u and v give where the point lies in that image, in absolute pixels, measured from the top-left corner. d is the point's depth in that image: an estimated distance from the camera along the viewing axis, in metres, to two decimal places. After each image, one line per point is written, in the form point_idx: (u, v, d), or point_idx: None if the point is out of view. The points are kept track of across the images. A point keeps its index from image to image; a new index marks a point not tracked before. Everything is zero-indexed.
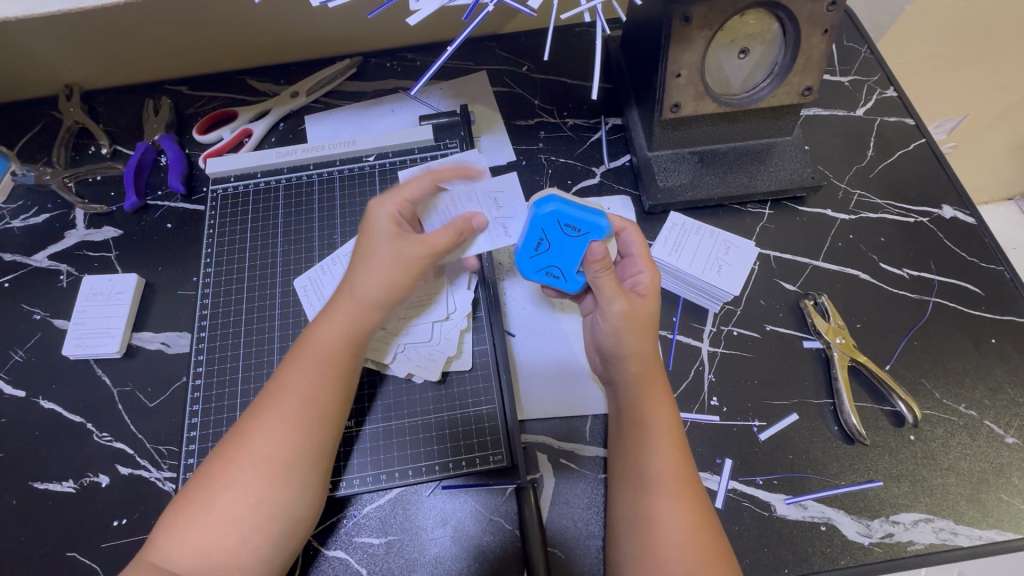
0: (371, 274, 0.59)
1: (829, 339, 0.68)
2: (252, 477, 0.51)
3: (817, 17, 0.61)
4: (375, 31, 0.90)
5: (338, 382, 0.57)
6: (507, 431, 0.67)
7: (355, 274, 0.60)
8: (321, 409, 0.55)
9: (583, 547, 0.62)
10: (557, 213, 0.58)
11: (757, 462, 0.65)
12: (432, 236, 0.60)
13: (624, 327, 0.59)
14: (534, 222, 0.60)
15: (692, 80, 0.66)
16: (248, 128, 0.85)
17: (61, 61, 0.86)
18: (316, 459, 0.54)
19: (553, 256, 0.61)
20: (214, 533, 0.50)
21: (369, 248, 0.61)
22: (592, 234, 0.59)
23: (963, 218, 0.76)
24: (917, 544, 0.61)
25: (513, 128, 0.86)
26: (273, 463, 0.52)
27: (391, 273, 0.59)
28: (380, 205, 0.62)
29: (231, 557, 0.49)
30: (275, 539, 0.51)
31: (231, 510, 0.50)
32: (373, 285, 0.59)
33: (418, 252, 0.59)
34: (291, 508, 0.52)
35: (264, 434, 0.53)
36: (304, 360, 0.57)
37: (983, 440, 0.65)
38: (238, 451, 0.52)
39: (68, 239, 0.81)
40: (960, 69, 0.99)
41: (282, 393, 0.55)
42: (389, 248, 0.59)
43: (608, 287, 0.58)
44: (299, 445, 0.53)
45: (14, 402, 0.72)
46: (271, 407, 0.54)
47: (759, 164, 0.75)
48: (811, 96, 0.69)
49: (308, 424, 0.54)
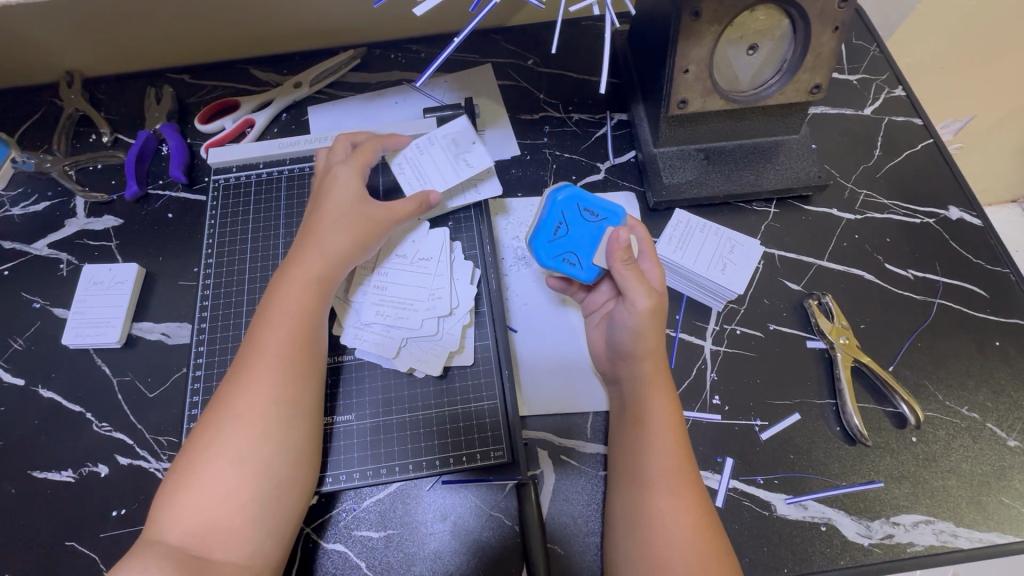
0: (332, 231, 0.64)
1: (832, 340, 0.68)
2: (232, 434, 0.52)
3: (828, 14, 0.60)
4: (380, 21, 0.89)
5: (306, 333, 0.59)
6: (508, 426, 0.66)
7: (315, 234, 0.64)
8: (293, 358, 0.57)
9: (583, 543, 0.62)
10: (576, 196, 0.63)
11: (758, 461, 0.65)
12: (395, 203, 0.68)
13: (649, 325, 0.59)
14: (555, 206, 0.63)
15: (700, 75, 0.65)
16: (250, 118, 0.84)
17: (63, 47, 0.86)
18: (294, 411, 0.55)
19: (570, 241, 0.63)
20: (203, 496, 0.50)
21: (326, 218, 0.66)
22: (608, 220, 0.62)
23: (969, 220, 0.76)
24: (917, 546, 0.61)
25: (518, 122, 0.85)
26: (248, 417, 0.53)
27: (351, 232, 0.65)
28: (340, 178, 0.68)
29: (222, 520, 0.49)
30: (264, 500, 0.51)
31: (215, 470, 0.51)
32: (332, 238, 0.64)
33: (381, 215, 0.67)
34: (273, 464, 0.52)
35: (239, 391, 0.54)
36: (267, 321, 0.59)
37: (985, 442, 0.65)
38: (217, 415, 0.53)
39: (68, 227, 0.80)
40: (968, 70, 0.99)
41: (253, 352, 0.56)
42: (349, 205, 0.66)
43: (635, 281, 0.58)
44: (274, 398, 0.54)
45: (13, 390, 0.71)
46: (242, 366, 0.56)
47: (766, 163, 0.75)
48: (820, 94, 0.68)
49: (282, 375, 0.55)
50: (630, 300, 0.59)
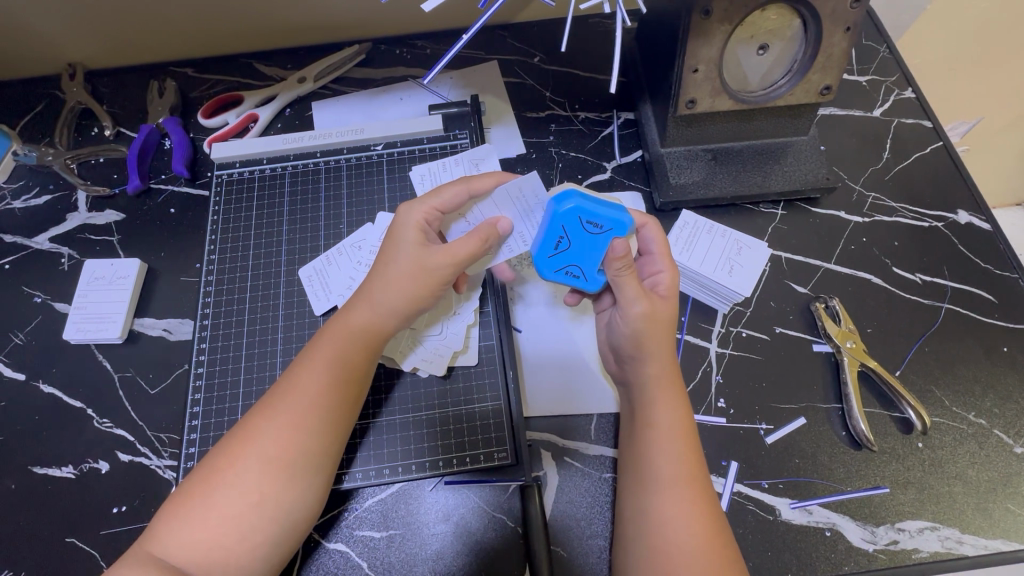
0: (395, 286, 0.59)
1: (839, 343, 0.68)
2: (256, 474, 0.50)
3: (840, 14, 0.60)
4: (386, 16, 0.88)
5: (349, 383, 0.56)
6: (513, 427, 0.66)
7: (378, 283, 0.59)
8: (332, 412, 0.55)
9: (586, 546, 0.61)
10: (578, 209, 0.57)
11: (763, 465, 0.64)
12: (455, 245, 0.58)
13: (644, 331, 0.58)
14: (554, 221, 0.58)
15: (709, 75, 0.64)
16: (254, 113, 0.83)
17: (65, 38, 0.85)
18: (324, 462, 0.54)
19: (573, 254, 0.60)
20: (214, 528, 0.49)
21: (391, 252, 0.60)
22: (614, 230, 0.58)
23: (978, 224, 0.75)
24: (922, 552, 0.60)
25: (524, 120, 0.84)
26: (278, 464, 0.51)
27: (410, 276, 0.58)
28: (409, 210, 0.61)
29: (230, 556, 0.49)
30: (274, 539, 0.51)
31: (232, 507, 0.50)
32: (392, 293, 0.58)
33: (443, 267, 0.58)
34: (293, 511, 0.51)
35: (270, 434, 0.52)
36: (317, 362, 0.56)
37: (991, 449, 0.64)
38: (242, 449, 0.52)
39: (69, 221, 0.80)
40: (976, 72, 0.98)
41: (289, 397, 0.54)
42: (411, 253, 0.59)
43: (629, 285, 0.57)
44: (308, 448, 0.53)
45: (13, 385, 0.71)
46: (281, 405, 0.53)
47: (774, 164, 0.74)
48: (830, 96, 0.67)
49: (319, 427, 0.54)
50: (624, 305, 0.58)
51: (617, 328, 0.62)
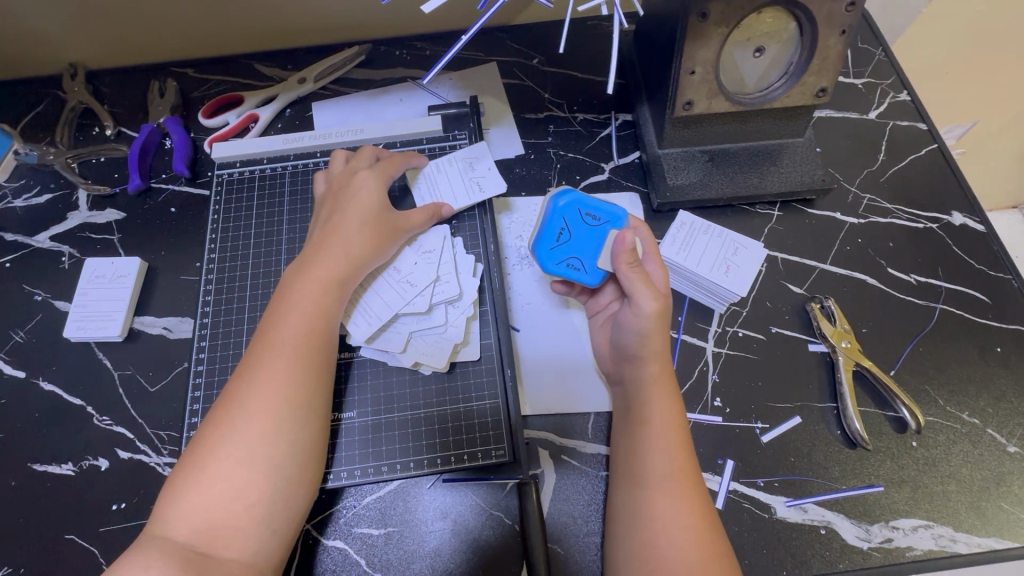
0: (350, 235, 0.65)
1: (834, 343, 0.68)
2: (246, 428, 0.52)
3: (836, 17, 0.60)
4: (386, 18, 0.89)
5: (321, 335, 0.59)
6: (510, 425, 0.66)
7: (333, 236, 0.65)
8: (305, 356, 0.57)
9: (583, 543, 0.62)
10: (577, 201, 0.63)
11: (759, 464, 0.65)
12: (410, 212, 0.70)
13: (656, 325, 0.59)
14: (555, 213, 0.63)
15: (706, 77, 0.65)
16: (254, 113, 0.84)
17: (67, 38, 0.85)
18: (307, 411, 0.55)
19: (573, 247, 0.63)
20: (212, 489, 0.50)
21: (350, 212, 0.67)
22: (610, 224, 0.63)
23: (972, 225, 0.76)
24: (916, 550, 0.61)
25: (522, 121, 0.85)
26: (263, 417, 0.53)
27: (376, 235, 0.66)
28: (366, 177, 0.70)
29: (230, 519, 0.49)
30: (272, 500, 0.51)
31: (226, 467, 0.50)
32: (357, 246, 0.65)
33: (395, 221, 0.69)
34: (285, 465, 0.52)
35: (254, 386, 0.54)
36: (287, 316, 0.59)
37: (985, 448, 0.65)
38: (231, 408, 0.53)
39: (69, 220, 0.80)
40: (971, 75, 0.99)
41: (265, 350, 0.56)
42: (372, 213, 0.67)
43: (638, 281, 0.59)
44: (289, 393, 0.54)
45: (14, 382, 0.71)
46: (260, 360, 0.56)
47: (770, 165, 0.75)
48: (826, 98, 0.68)
49: (298, 377, 0.55)
50: (637, 303, 0.59)
51: (622, 328, 0.63)
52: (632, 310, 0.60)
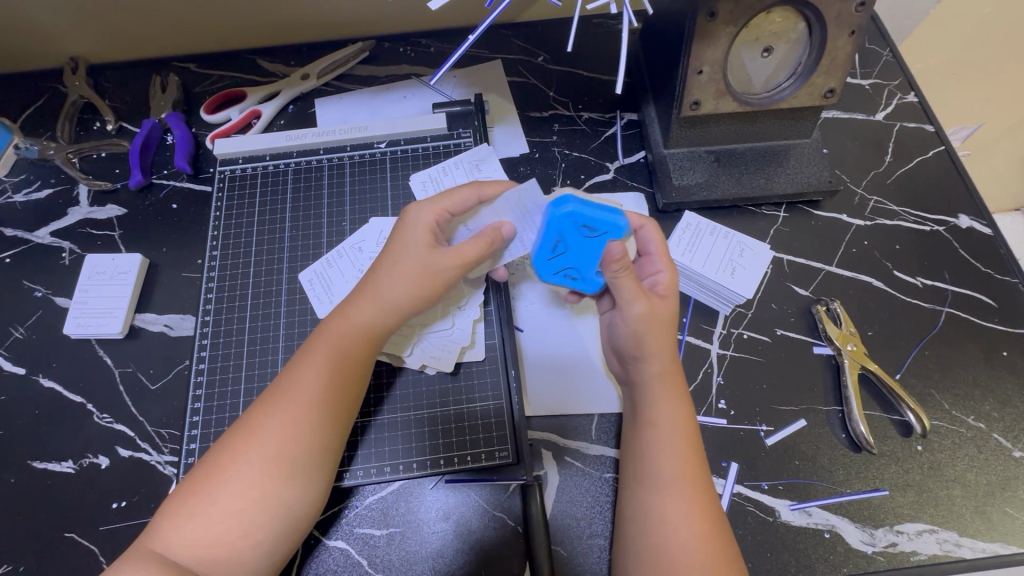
0: (398, 283, 0.59)
1: (840, 346, 0.68)
2: (257, 471, 0.50)
3: (846, 17, 0.60)
4: (390, 14, 0.88)
5: (351, 381, 0.56)
6: (514, 425, 0.66)
7: (378, 278, 0.60)
8: (331, 407, 0.54)
9: (586, 545, 0.62)
10: (575, 213, 0.56)
11: (763, 467, 0.64)
12: (464, 248, 0.59)
13: (645, 329, 0.58)
14: (551, 225, 0.58)
15: (714, 77, 0.64)
16: (256, 109, 0.83)
17: (68, 32, 0.85)
18: (324, 457, 0.53)
19: (569, 257, 0.60)
20: (217, 525, 0.49)
21: (399, 253, 0.60)
22: (611, 234, 0.57)
23: (979, 228, 0.76)
24: (920, 554, 0.61)
25: (527, 120, 0.84)
26: (278, 459, 0.51)
27: (417, 280, 0.59)
28: (419, 211, 0.62)
29: (234, 553, 0.49)
30: (275, 536, 0.51)
31: (233, 504, 0.49)
32: (398, 291, 0.59)
33: (446, 262, 0.59)
34: (294, 506, 0.51)
35: (271, 429, 0.52)
36: (318, 358, 0.56)
37: (990, 453, 0.64)
38: (242, 446, 0.51)
39: (70, 216, 0.79)
40: (977, 77, 0.98)
41: (289, 389, 0.54)
42: (418, 256, 0.59)
43: (627, 287, 0.57)
44: (309, 444, 0.52)
45: (14, 379, 0.71)
46: (282, 400, 0.53)
47: (777, 166, 0.74)
48: (834, 99, 0.67)
49: (319, 423, 0.53)
50: (625, 307, 0.58)
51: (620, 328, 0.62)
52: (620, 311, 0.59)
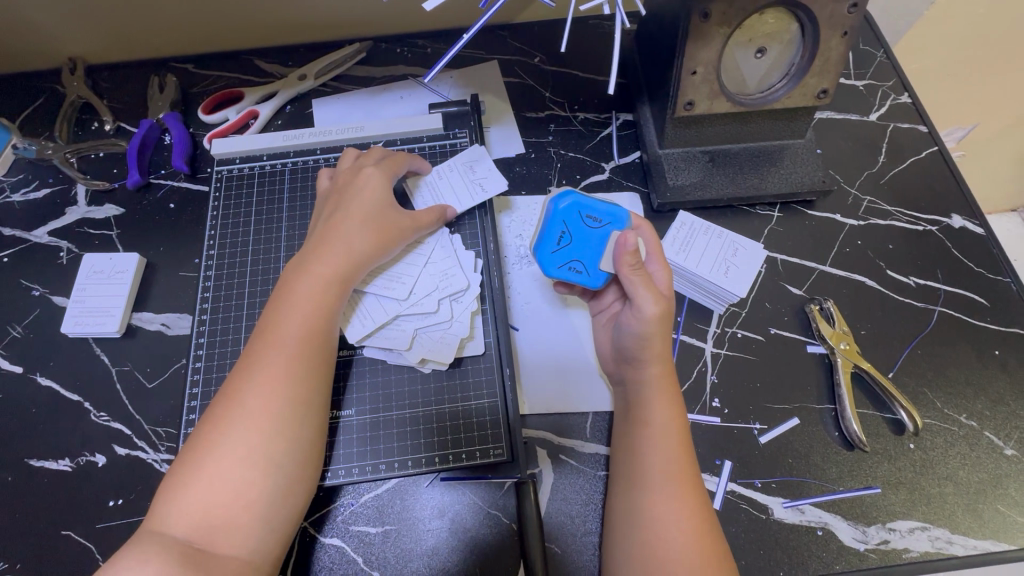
0: (362, 235, 0.64)
1: (833, 345, 0.68)
2: (245, 428, 0.52)
3: (838, 18, 0.60)
4: (387, 15, 0.89)
5: (324, 332, 0.59)
6: (508, 424, 0.66)
7: (336, 233, 0.64)
8: (306, 355, 0.56)
9: (580, 543, 0.62)
10: (578, 205, 0.63)
11: (756, 465, 0.65)
12: (418, 214, 0.69)
13: (655, 331, 0.58)
14: (556, 216, 0.63)
15: (707, 77, 0.65)
16: (254, 110, 0.84)
17: (67, 33, 0.85)
18: (309, 409, 0.55)
19: (575, 249, 0.63)
20: (212, 488, 0.49)
21: (355, 211, 0.65)
22: (612, 225, 0.62)
23: (971, 228, 0.76)
24: (912, 552, 0.61)
25: (523, 120, 0.85)
26: (264, 416, 0.52)
27: (375, 236, 0.65)
28: (369, 178, 0.68)
29: (230, 514, 0.49)
30: (271, 497, 0.51)
31: (224, 466, 0.50)
32: (361, 246, 0.64)
33: (403, 223, 0.68)
34: (284, 461, 0.52)
35: (252, 385, 0.53)
36: (288, 313, 0.58)
37: (982, 450, 0.65)
38: (228, 407, 0.53)
39: (68, 216, 0.80)
40: (971, 78, 0.99)
41: (268, 344, 0.56)
42: (374, 215, 0.66)
43: (639, 286, 0.58)
44: (292, 396, 0.54)
45: (12, 378, 0.71)
46: (259, 358, 0.55)
47: (771, 166, 0.75)
48: (827, 100, 0.68)
49: (299, 375, 0.55)
50: (637, 306, 0.58)
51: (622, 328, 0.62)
52: (634, 312, 0.59)
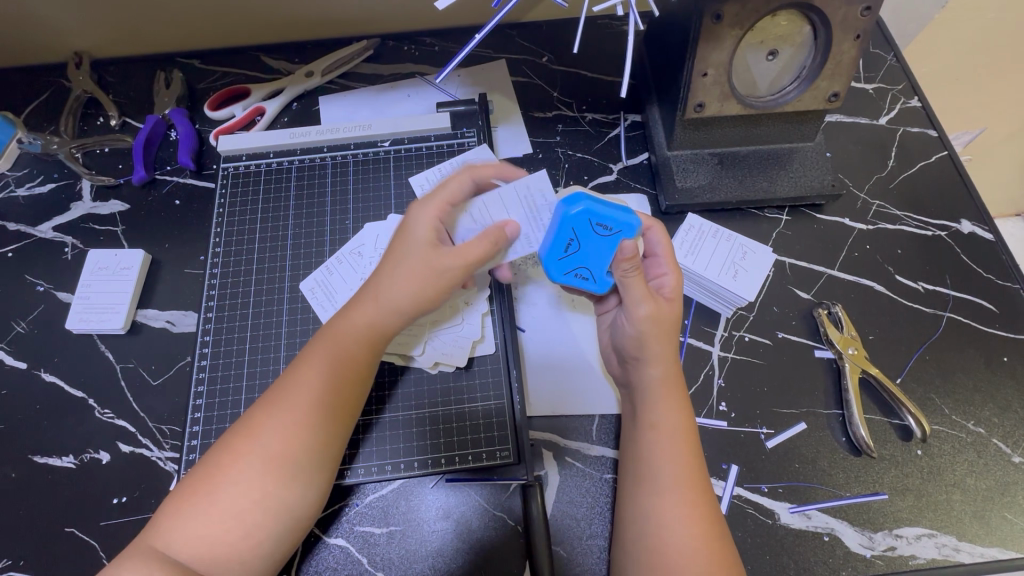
0: (400, 276, 0.57)
1: (841, 350, 0.68)
2: (260, 474, 0.50)
3: (851, 21, 0.60)
4: (394, 13, 0.88)
5: (353, 384, 0.56)
6: (515, 426, 0.66)
7: (383, 274, 0.59)
8: (332, 410, 0.54)
9: (585, 546, 0.62)
10: (587, 212, 0.56)
11: (764, 470, 0.64)
12: (470, 245, 0.56)
13: (652, 331, 0.57)
14: (563, 223, 0.57)
15: (718, 79, 0.64)
16: (261, 106, 0.83)
17: (73, 27, 0.85)
18: (326, 461, 0.53)
19: (583, 257, 0.59)
20: (218, 524, 0.49)
21: (403, 250, 0.58)
22: (624, 233, 0.57)
23: (981, 234, 0.76)
24: (919, 558, 0.61)
25: (531, 120, 0.84)
26: (279, 463, 0.51)
27: (419, 281, 0.57)
28: (421, 208, 0.59)
29: (234, 552, 0.49)
30: (275, 536, 0.51)
31: (234, 505, 0.49)
32: (401, 290, 0.57)
33: (452, 262, 0.57)
34: (294, 510, 0.51)
35: (270, 432, 0.52)
36: (321, 359, 0.56)
37: (990, 457, 0.65)
38: (245, 448, 0.51)
39: (73, 211, 0.79)
40: (980, 82, 0.98)
41: (295, 389, 0.54)
42: (421, 255, 0.57)
43: (637, 288, 0.56)
44: (308, 448, 0.52)
45: (15, 374, 0.71)
46: (285, 402, 0.53)
47: (780, 170, 0.74)
48: (838, 103, 0.67)
49: (321, 428, 0.53)
50: (630, 306, 0.57)
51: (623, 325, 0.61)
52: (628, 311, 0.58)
